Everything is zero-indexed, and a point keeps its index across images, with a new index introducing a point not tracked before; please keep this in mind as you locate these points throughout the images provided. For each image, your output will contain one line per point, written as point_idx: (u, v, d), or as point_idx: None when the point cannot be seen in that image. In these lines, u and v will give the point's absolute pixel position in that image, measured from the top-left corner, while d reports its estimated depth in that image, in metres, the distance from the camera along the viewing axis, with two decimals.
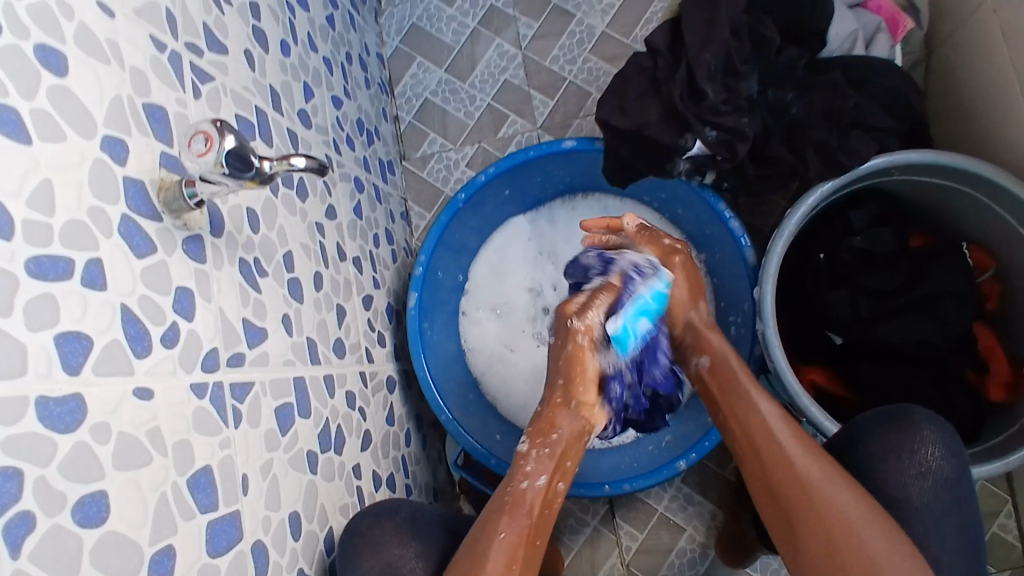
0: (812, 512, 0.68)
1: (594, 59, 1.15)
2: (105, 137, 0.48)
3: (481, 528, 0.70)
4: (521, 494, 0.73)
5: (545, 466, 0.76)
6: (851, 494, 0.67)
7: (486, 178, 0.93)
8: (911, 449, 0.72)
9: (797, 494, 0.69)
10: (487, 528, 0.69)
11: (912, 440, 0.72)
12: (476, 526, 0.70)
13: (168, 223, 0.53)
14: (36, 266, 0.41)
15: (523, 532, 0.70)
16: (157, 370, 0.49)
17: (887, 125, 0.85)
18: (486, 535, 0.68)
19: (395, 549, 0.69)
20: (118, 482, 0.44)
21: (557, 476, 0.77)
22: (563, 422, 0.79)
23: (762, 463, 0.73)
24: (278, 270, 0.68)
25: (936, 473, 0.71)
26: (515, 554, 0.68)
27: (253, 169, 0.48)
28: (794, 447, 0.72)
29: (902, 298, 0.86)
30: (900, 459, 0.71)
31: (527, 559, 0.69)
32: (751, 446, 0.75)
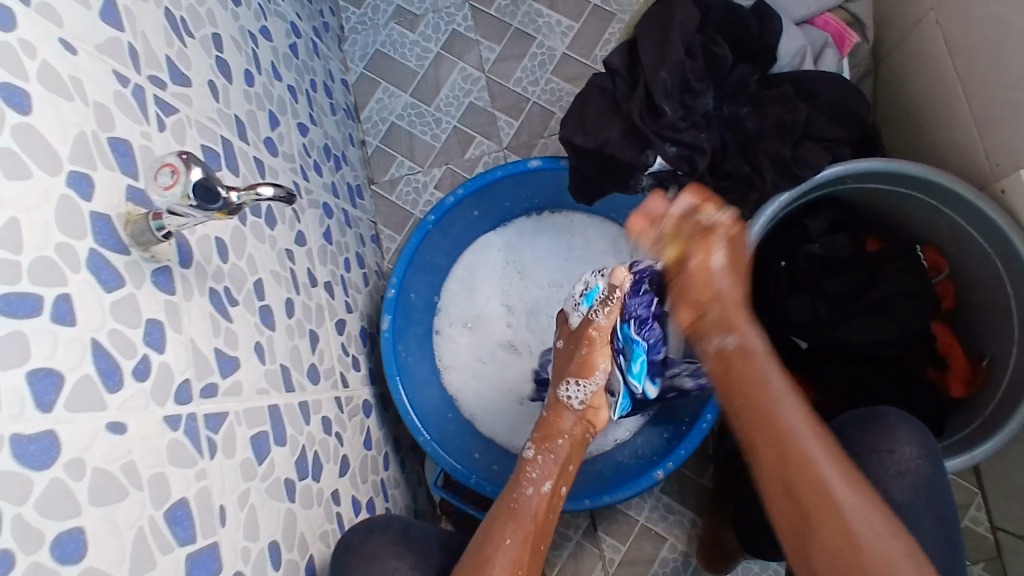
0: (818, 488, 0.59)
1: (556, 80, 1.17)
2: (71, 173, 0.48)
3: (477, 544, 0.69)
4: (521, 502, 0.74)
5: (548, 473, 0.78)
6: (870, 502, 0.59)
7: (455, 200, 0.94)
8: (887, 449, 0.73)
9: (800, 462, 0.61)
10: (489, 544, 0.69)
11: (887, 440, 0.74)
12: (476, 537, 0.70)
13: (136, 256, 0.53)
14: (5, 304, 0.41)
15: (529, 549, 0.71)
16: (129, 404, 0.49)
17: (837, 135, 0.88)
18: (492, 544, 0.69)
19: (392, 562, 0.69)
20: (94, 519, 0.44)
21: (560, 481, 0.80)
22: (565, 426, 0.83)
23: (769, 430, 0.64)
24: (248, 298, 0.68)
25: (915, 472, 0.72)
26: (521, 559, 0.69)
27: (220, 201, 0.49)
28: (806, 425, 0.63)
29: (860, 301, 0.90)
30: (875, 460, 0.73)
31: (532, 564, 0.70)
32: (743, 385, 0.67)
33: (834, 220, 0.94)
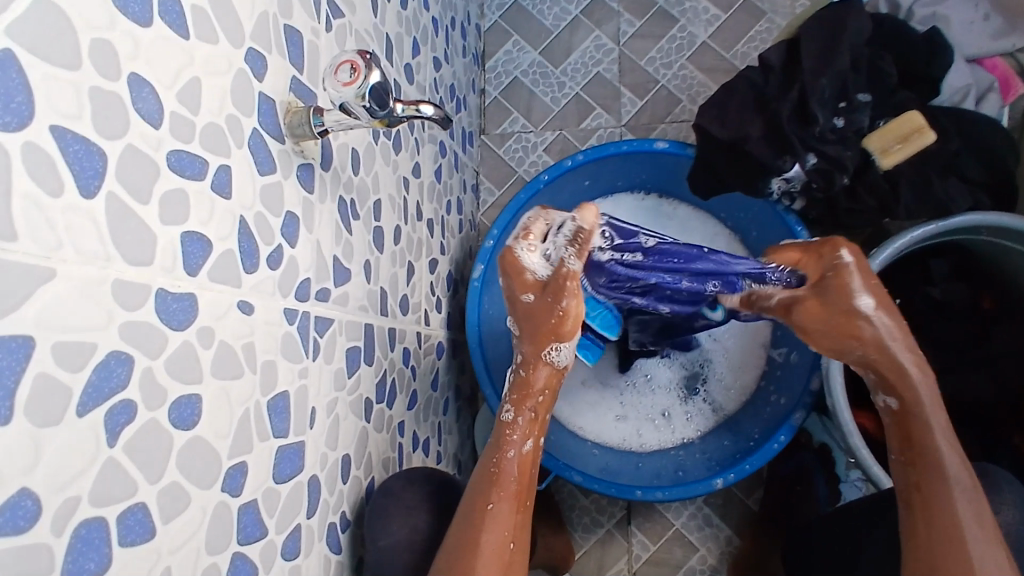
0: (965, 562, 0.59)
1: (690, 68, 1.14)
2: (249, 50, 0.48)
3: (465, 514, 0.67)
4: (504, 470, 0.70)
5: (530, 432, 0.72)
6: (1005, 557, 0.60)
7: (572, 164, 0.93)
8: None
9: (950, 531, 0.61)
10: (474, 520, 0.66)
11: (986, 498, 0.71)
12: (463, 506, 0.68)
13: (289, 147, 0.53)
14: (176, 160, 0.41)
15: (509, 522, 0.67)
16: (259, 287, 0.49)
17: (984, 182, 0.83)
18: (478, 510, 0.67)
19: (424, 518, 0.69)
20: (212, 390, 0.44)
21: (540, 434, 0.74)
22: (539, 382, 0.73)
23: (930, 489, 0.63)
24: (368, 215, 0.69)
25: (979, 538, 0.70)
26: (510, 522, 0.67)
27: (387, 110, 0.49)
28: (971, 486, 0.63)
29: (968, 354, 0.88)
30: None
31: (522, 525, 0.68)
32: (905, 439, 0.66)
33: (958, 268, 0.90)
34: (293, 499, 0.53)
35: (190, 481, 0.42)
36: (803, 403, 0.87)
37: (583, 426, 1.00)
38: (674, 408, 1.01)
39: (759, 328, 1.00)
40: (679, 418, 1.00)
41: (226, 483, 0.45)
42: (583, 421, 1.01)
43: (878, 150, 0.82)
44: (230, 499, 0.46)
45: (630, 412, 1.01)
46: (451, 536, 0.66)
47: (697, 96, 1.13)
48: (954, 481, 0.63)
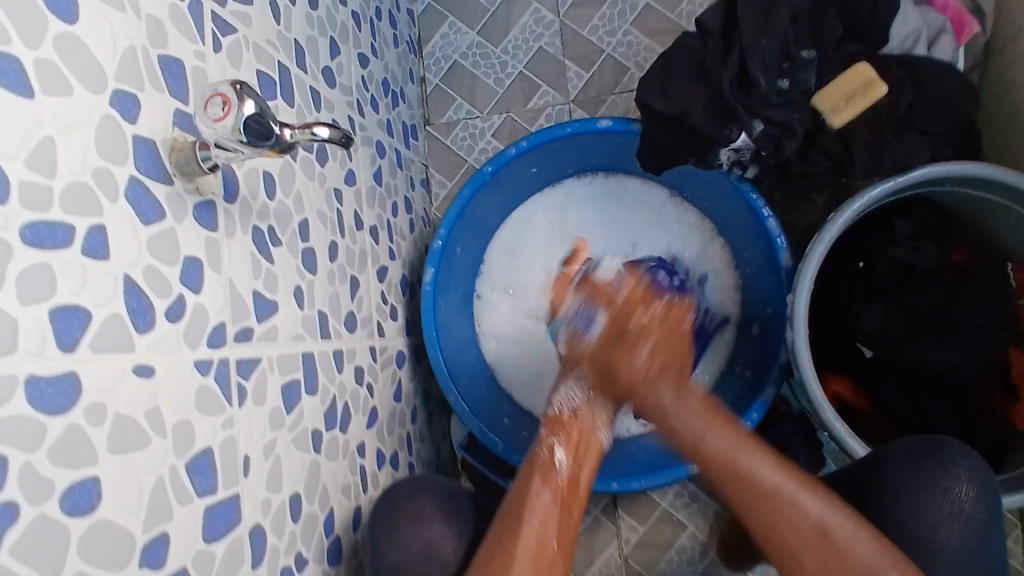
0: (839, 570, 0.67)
1: (635, 32, 1.08)
2: (116, 93, 0.44)
3: (512, 502, 0.72)
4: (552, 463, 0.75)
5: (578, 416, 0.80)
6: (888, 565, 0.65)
7: (517, 152, 0.89)
8: (944, 486, 0.69)
9: (812, 532, 0.68)
10: (522, 489, 0.73)
11: (945, 477, 0.69)
12: (512, 494, 0.73)
13: (180, 187, 0.49)
14: (32, 234, 0.37)
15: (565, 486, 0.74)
16: (160, 346, 0.46)
17: (942, 130, 0.79)
18: (517, 524, 0.69)
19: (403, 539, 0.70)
20: (112, 467, 0.41)
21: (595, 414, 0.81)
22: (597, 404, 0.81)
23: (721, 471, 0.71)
24: (292, 239, 0.65)
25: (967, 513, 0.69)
26: (549, 519, 0.71)
27: (273, 139, 0.45)
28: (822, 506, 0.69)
29: (940, 316, 0.83)
30: (931, 495, 0.69)
31: (564, 522, 0.71)
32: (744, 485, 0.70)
33: (921, 229, 0.87)
34: (233, 556, 0.51)
35: (99, 568, 0.40)
36: (774, 377, 0.84)
37: None
38: None
39: (728, 305, 0.97)
40: None
41: (147, 558, 0.43)
42: None
43: (827, 109, 0.78)
44: (153, 573, 0.43)
45: None
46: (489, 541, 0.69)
47: (645, 62, 1.08)
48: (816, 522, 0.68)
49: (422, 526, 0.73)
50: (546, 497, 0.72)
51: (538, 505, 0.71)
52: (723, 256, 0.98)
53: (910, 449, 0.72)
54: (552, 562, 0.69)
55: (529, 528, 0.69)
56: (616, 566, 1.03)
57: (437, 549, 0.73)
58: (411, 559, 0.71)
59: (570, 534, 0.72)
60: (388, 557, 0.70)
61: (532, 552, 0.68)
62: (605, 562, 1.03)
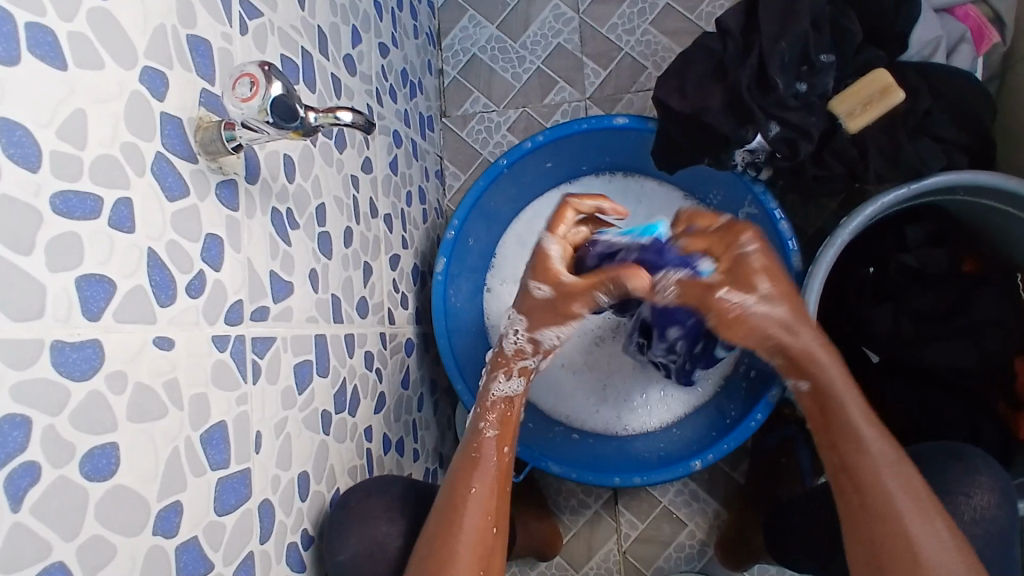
0: (897, 526, 0.62)
1: (654, 32, 1.09)
2: (145, 69, 0.45)
3: (445, 494, 0.67)
4: (481, 453, 0.69)
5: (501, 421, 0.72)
6: (954, 554, 0.60)
7: (532, 146, 0.90)
8: (964, 491, 0.68)
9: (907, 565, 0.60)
10: (456, 482, 0.67)
11: (966, 482, 0.69)
12: (445, 488, 0.68)
13: (204, 165, 0.50)
14: (62, 203, 0.38)
15: (485, 474, 0.68)
16: (180, 319, 0.47)
17: (958, 139, 0.79)
18: (459, 500, 0.66)
19: (383, 526, 0.68)
20: (130, 435, 0.42)
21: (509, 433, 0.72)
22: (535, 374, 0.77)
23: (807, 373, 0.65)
24: (309, 222, 0.66)
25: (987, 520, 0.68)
26: (488, 506, 0.67)
27: (298, 120, 0.46)
28: (932, 543, 0.61)
29: (949, 321, 0.83)
30: (953, 503, 0.68)
31: (499, 509, 0.67)
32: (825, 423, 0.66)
33: (935, 233, 0.88)
34: (242, 528, 0.52)
35: (114, 532, 0.41)
36: (779, 378, 0.85)
37: (563, 413, 1.00)
38: (650, 387, 1.00)
39: None
40: (656, 396, 0.99)
41: (159, 525, 0.44)
42: (565, 409, 1.00)
43: (843, 114, 0.78)
44: (165, 542, 0.45)
45: (607, 393, 1.00)
46: (428, 535, 0.64)
47: (662, 62, 1.08)
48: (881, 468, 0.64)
49: (369, 524, 0.66)
50: (482, 490, 0.67)
51: (476, 499, 0.66)
52: None
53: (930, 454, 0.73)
54: (493, 546, 0.66)
55: (467, 525, 0.64)
56: (614, 561, 1.04)
57: (382, 547, 0.67)
58: (357, 560, 0.64)
59: (505, 523, 0.68)
60: (340, 556, 0.63)
61: (475, 546, 0.64)
62: (604, 556, 1.04)
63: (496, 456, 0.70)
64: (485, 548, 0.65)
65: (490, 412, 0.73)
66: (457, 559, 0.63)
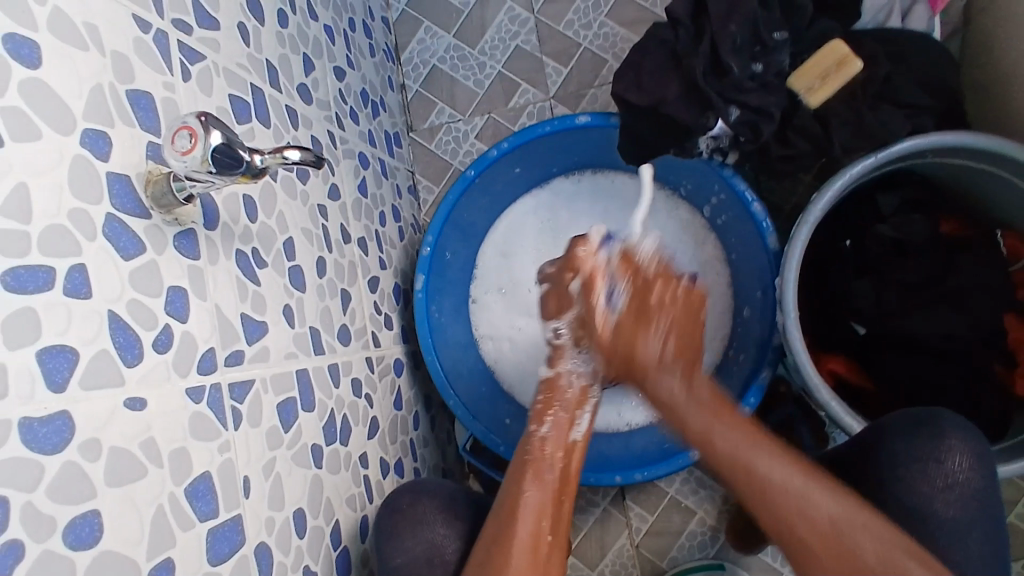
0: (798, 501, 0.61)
1: (611, 24, 1.08)
2: (86, 131, 0.45)
3: (503, 502, 0.73)
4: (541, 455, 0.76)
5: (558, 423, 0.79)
6: (860, 512, 0.60)
7: (498, 153, 0.89)
8: (937, 457, 0.68)
9: (825, 531, 0.60)
10: (513, 487, 0.74)
11: (938, 448, 0.68)
12: (504, 491, 0.74)
13: (158, 219, 0.50)
14: (13, 279, 0.38)
15: (645, 369, 0.75)
16: (149, 377, 0.46)
17: (920, 102, 0.79)
18: (513, 497, 0.72)
19: (440, 530, 0.75)
20: (110, 501, 0.42)
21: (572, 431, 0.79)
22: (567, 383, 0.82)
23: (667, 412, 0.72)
24: (278, 258, 0.66)
25: (963, 484, 0.67)
26: (544, 511, 0.72)
27: (244, 165, 0.45)
28: (830, 504, 0.61)
29: (932, 288, 0.83)
30: (926, 469, 0.68)
31: (555, 514, 0.73)
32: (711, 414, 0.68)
33: (911, 200, 0.87)
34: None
35: None
36: (769, 359, 0.84)
37: None
38: None
39: (721, 293, 0.97)
40: None
41: None
42: None
43: (803, 90, 0.78)
44: None
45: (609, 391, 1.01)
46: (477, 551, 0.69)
47: (622, 53, 1.08)
48: (787, 472, 0.63)
49: (424, 530, 0.74)
50: (536, 494, 0.73)
51: (529, 503, 0.72)
52: (712, 243, 0.97)
53: (902, 420, 0.71)
54: (547, 554, 0.69)
55: (520, 528, 0.69)
56: (628, 556, 1.04)
57: (439, 550, 0.74)
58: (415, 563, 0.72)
59: (563, 528, 0.73)
60: (393, 561, 0.71)
61: (527, 549, 0.68)
62: (618, 553, 1.04)
63: (551, 459, 0.76)
64: (540, 552, 0.69)
65: (546, 413, 0.80)
66: (511, 562, 0.67)
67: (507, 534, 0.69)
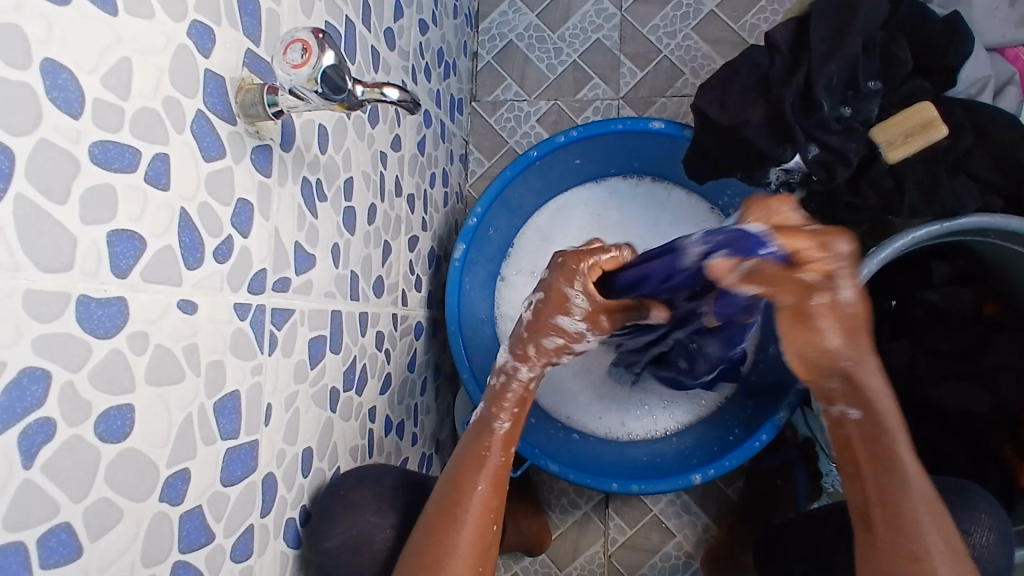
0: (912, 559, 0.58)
1: (695, 38, 1.07)
2: (194, 23, 0.43)
3: (449, 481, 0.66)
4: (487, 448, 0.68)
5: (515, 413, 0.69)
6: None
7: (565, 140, 0.88)
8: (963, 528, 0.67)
9: None
10: (462, 476, 0.66)
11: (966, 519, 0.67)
12: (449, 474, 0.67)
13: (242, 128, 0.49)
14: (101, 153, 0.37)
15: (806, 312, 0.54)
16: (205, 284, 0.45)
17: (996, 180, 0.78)
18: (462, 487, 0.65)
19: (372, 518, 0.64)
20: (146, 398, 0.41)
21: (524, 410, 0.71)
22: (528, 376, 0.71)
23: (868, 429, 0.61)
24: (337, 196, 0.65)
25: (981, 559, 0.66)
26: (489, 504, 0.65)
27: (344, 93, 0.45)
28: None
29: (966, 363, 0.82)
30: None
31: (499, 506, 0.67)
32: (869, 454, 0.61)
33: (960, 274, 0.88)
34: (244, 501, 0.51)
35: (121, 496, 0.40)
36: (790, 401, 0.84)
37: (568, 414, 1.00)
38: (652, 397, 1.00)
39: None
40: (661, 408, 0.99)
41: (166, 492, 0.43)
42: (566, 407, 1.01)
43: (883, 143, 0.78)
44: (170, 509, 0.44)
45: (616, 397, 1.00)
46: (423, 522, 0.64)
47: (700, 69, 1.07)
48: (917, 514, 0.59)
49: (356, 514, 0.63)
50: (484, 487, 0.66)
51: (477, 497, 0.65)
52: None
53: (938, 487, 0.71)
54: (489, 543, 0.65)
55: (464, 520, 0.63)
56: (599, 564, 1.03)
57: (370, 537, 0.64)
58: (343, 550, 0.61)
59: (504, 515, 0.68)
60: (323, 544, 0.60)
61: (472, 541, 0.63)
62: (589, 559, 1.03)
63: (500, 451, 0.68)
64: (484, 541, 0.64)
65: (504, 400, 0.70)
66: (455, 549, 0.62)
67: (456, 518, 0.63)
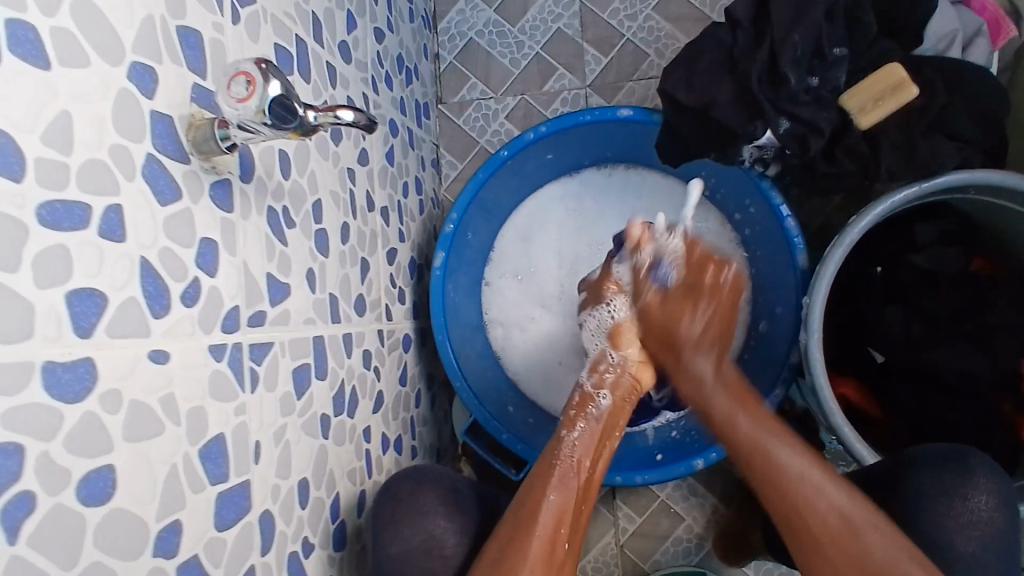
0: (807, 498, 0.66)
1: (656, 18, 1.06)
2: (133, 65, 0.42)
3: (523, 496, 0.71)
4: (560, 459, 0.73)
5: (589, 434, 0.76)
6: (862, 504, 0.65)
7: (535, 136, 0.87)
8: (963, 494, 0.68)
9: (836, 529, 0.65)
10: (537, 485, 0.71)
11: (966, 486, 0.68)
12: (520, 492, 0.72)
13: (196, 165, 0.48)
14: (50, 214, 0.36)
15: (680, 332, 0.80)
16: (175, 331, 0.44)
17: (971, 137, 0.78)
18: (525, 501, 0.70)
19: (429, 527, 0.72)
20: (127, 455, 0.40)
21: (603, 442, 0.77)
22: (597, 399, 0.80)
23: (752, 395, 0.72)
24: (306, 220, 0.63)
25: (984, 525, 0.67)
26: (562, 518, 0.70)
27: (297, 119, 0.43)
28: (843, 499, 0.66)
29: (959, 325, 0.84)
30: (950, 503, 0.68)
31: (573, 524, 0.70)
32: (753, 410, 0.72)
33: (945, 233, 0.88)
34: (242, 543, 0.50)
35: (112, 558, 0.39)
36: (784, 377, 0.84)
37: None
38: None
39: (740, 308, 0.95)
40: None
41: (159, 546, 0.42)
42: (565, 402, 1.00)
43: (854, 109, 0.76)
44: (165, 563, 0.43)
45: None
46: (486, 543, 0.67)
47: (664, 49, 1.06)
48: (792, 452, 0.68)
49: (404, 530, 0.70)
50: (556, 499, 0.70)
51: (550, 508, 0.69)
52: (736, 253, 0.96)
53: (936, 452, 0.71)
54: (563, 560, 0.68)
55: (541, 526, 0.67)
56: (611, 554, 1.03)
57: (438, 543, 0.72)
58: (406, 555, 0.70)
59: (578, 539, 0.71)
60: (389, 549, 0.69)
61: (545, 546, 0.67)
62: (601, 551, 1.03)
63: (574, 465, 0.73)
64: (556, 558, 0.67)
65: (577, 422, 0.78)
66: (526, 555, 0.65)
67: (522, 531, 0.67)
